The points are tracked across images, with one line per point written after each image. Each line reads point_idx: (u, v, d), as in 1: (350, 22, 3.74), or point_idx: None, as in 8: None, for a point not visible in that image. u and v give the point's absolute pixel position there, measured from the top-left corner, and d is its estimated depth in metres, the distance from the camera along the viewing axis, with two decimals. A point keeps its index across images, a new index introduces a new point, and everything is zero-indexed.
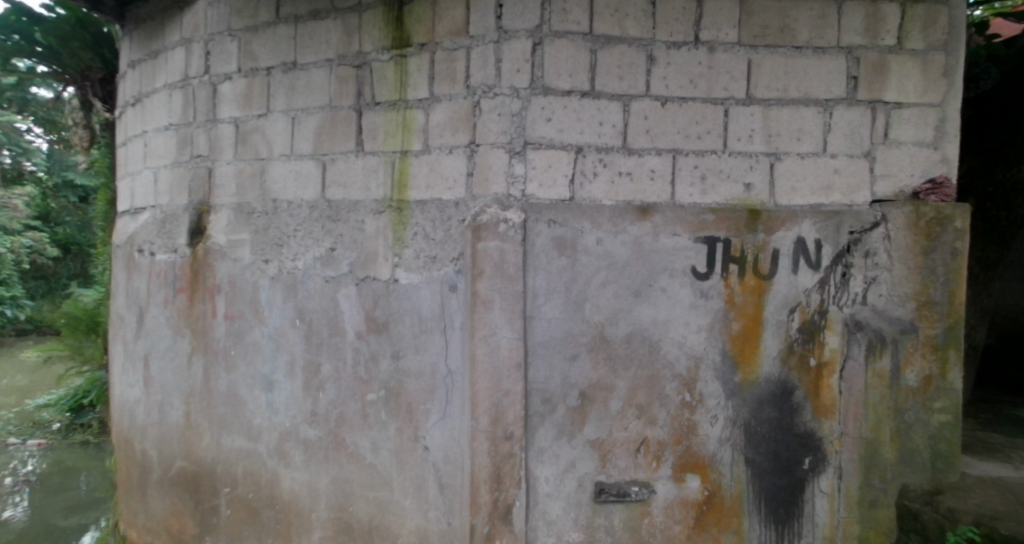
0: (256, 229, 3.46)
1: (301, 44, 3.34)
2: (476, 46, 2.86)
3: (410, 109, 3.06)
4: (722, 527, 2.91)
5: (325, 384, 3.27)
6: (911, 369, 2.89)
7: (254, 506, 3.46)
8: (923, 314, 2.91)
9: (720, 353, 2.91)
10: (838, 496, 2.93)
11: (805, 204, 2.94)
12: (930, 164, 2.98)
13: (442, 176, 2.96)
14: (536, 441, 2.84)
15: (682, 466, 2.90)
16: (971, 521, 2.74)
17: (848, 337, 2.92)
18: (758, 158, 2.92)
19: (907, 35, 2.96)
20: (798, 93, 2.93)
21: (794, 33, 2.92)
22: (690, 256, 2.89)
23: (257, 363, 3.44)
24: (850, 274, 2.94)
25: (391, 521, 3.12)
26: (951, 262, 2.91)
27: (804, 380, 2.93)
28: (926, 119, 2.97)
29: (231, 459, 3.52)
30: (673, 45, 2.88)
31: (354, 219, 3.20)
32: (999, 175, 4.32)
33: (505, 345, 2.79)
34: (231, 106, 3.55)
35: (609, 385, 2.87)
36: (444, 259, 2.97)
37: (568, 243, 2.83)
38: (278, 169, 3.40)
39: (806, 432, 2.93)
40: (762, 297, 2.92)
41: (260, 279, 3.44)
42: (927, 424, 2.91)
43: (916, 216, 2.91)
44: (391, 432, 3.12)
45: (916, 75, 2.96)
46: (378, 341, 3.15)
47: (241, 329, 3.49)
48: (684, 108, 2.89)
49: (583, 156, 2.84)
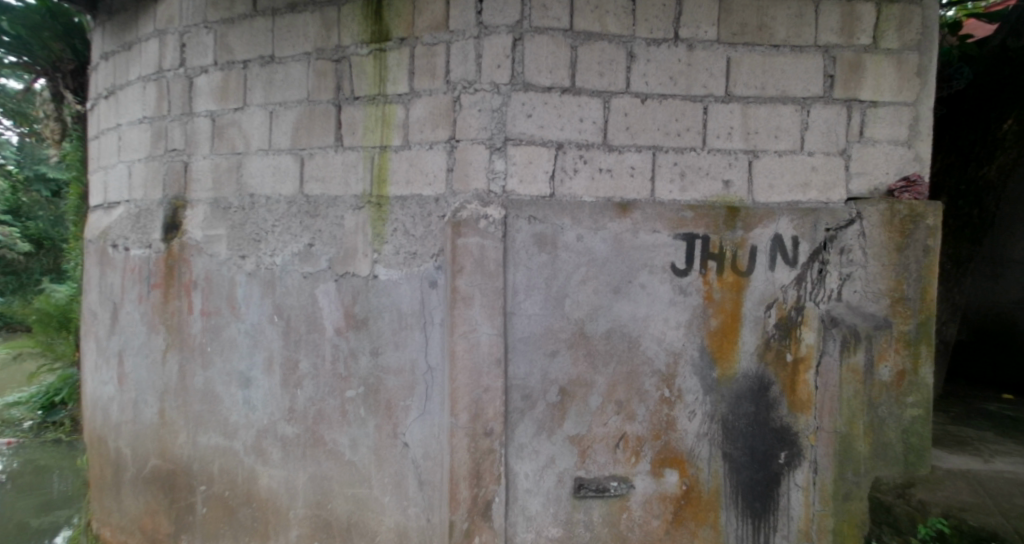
0: (233, 224, 3.42)
1: (279, 38, 3.30)
2: (457, 41, 2.86)
3: (390, 103, 3.04)
4: (699, 521, 2.94)
5: (303, 381, 3.24)
6: (885, 363, 2.94)
7: (230, 504, 3.42)
8: (897, 310, 2.96)
9: (698, 349, 2.94)
10: (813, 490, 2.97)
11: (782, 202, 2.97)
12: (904, 162, 3.03)
13: (423, 171, 2.95)
14: (515, 437, 2.85)
15: (661, 461, 2.93)
16: (940, 513, 2.79)
17: (824, 333, 2.95)
18: (736, 155, 2.94)
19: (882, 34, 3.00)
20: (776, 92, 2.96)
21: (772, 31, 2.95)
22: (669, 252, 2.91)
23: (234, 359, 3.40)
24: (826, 270, 2.98)
25: (370, 518, 3.11)
26: (923, 258, 2.96)
27: (781, 375, 2.96)
28: (901, 117, 3.02)
29: (207, 457, 3.48)
30: (653, 43, 2.89)
31: (333, 215, 3.17)
32: (971, 173, 4.40)
33: (486, 342, 2.79)
34: (207, 99, 3.50)
35: (588, 381, 2.89)
36: (424, 256, 2.96)
37: (548, 239, 2.84)
38: (255, 163, 3.36)
39: (782, 426, 2.97)
40: (741, 293, 2.95)
41: (237, 275, 3.40)
42: (900, 418, 2.96)
43: (891, 213, 2.96)
44: (370, 429, 3.11)
45: (891, 75, 3.01)
46: (357, 337, 3.13)
47: (217, 325, 3.45)
48: (664, 105, 2.90)
49: (564, 152, 2.85)
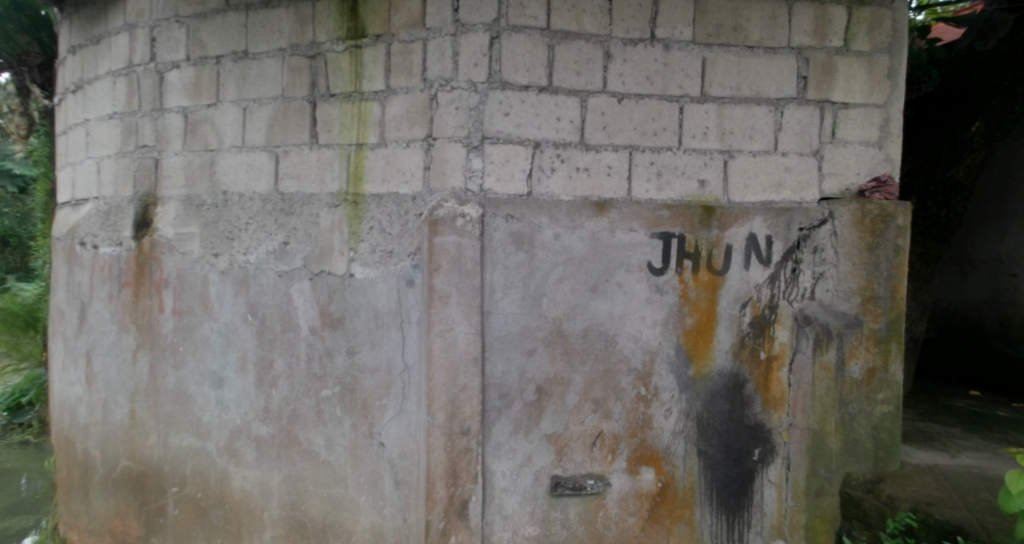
0: (206, 222, 3.37)
1: (252, 33, 3.26)
2: (433, 38, 2.84)
3: (366, 101, 3.02)
4: (674, 518, 2.97)
5: (277, 380, 3.21)
6: (855, 361, 2.98)
7: (203, 505, 3.38)
8: (868, 308, 3.00)
9: (674, 347, 2.96)
10: (786, 486, 3.01)
11: (757, 201, 3.01)
12: (875, 163, 3.08)
13: (399, 169, 2.94)
14: (492, 436, 2.85)
15: (637, 459, 2.94)
16: (909, 507, 2.85)
17: (797, 331, 2.99)
18: (712, 155, 2.97)
19: (854, 37, 3.05)
20: (750, 93, 2.99)
21: (747, 33, 2.98)
22: (646, 251, 2.93)
23: (206, 359, 3.36)
24: (800, 269, 3.02)
25: (346, 518, 3.09)
26: (894, 257, 3.01)
27: (755, 373, 3.00)
28: (872, 118, 3.07)
29: (179, 458, 3.43)
30: (630, 42, 2.90)
31: (308, 213, 3.15)
32: (939, 174, 4.46)
33: (462, 340, 2.79)
34: (178, 95, 3.45)
35: (566, 379, 2.89)
36: (401, 254, 2.95)
37: (526, 237, 2.84)
38: (228, 160, 3.32)
39: (756, 424, 3.00)
40: (716, 292, 2.97)
41: (209, 274, 3.35)
42: (870, 415, 3.00)
43: (862, 213, 3.00)
44: (346, 429, 3.09)
45: (862, 76, 3.05)
46: (333, 336, 3.10)
47: (189, 324, 3.39)
48: (641, 104, 2.92)
49: (541, 151, 2.85)
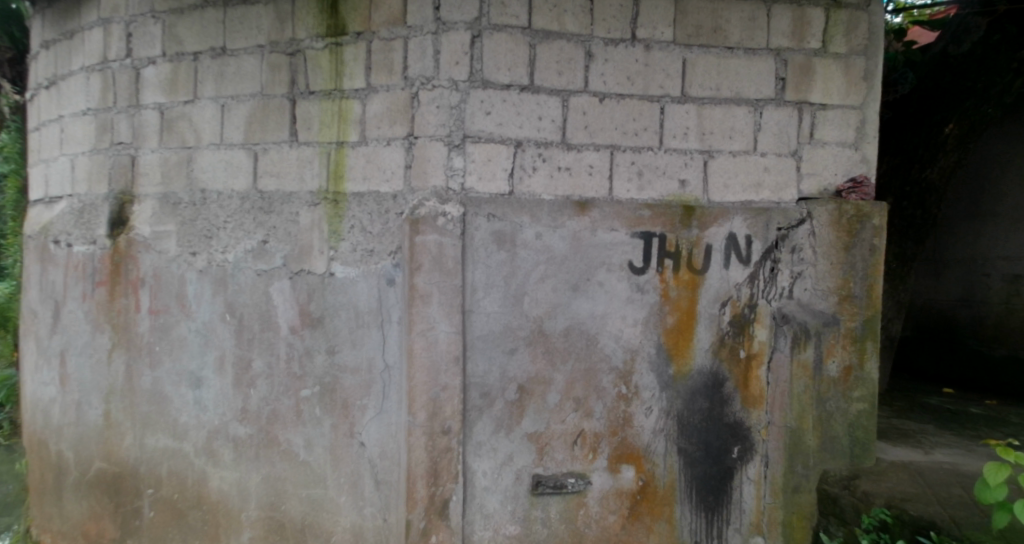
0: (183, 220, 3.33)
1: (230, 30, 3.23)
2: (414, 36, 2.84)
3: (347, 99, 3.00)
4: (655, 515, 2.98)
5: (256, 380, 3.18)
6: (833, 359, 3.04)
7: (179, 507, 3.34)
8: (845, 307, 3.05)
9: (655, 345, 2.97)
10: (764, 483, 3.04)
11: (736, 201, 3.03)
12: (851, 164, 3.12)
13: (380, 167, 2.93)
14: (473, 435, 2.84)
15: (617, 457, 2.96)
16: (883, 503, 2.88)
17: (775, 329, 3.03)
18: (692, 155, 2.99)
19: (831, 39, 3.08)
20: (730, 93, 3.01)
21: (726, 34, 3.00)
22: (627, 250, 2.94)
23: (184, 359, 3.32)
24: (778, 268, 3.05)
25: (326, 519, 3.07)
26: (869, 257, 3.06)
27: (734, 371, 3.02)
28: (848, 120, 3.11)
29: (155, 459, 3.38)
30: (611, 42, 2.91)
31: (288, 211, 3.12)
32: (915, 174, 4.53)
33: (444, 340, 2.78)
34: (155, 91, 3.40)
35: (547, 378, 2.90)
36: (382, 253, 2.93)
37: (507, 236, 2.84)
38: (205, 158, 3.28)
39: (735, 421, 3.02)
40: (696, 291, 2.99)
41: (187, 273, 3.31)
42: (847, 412, 3.06)
43: (839, 213, 3.05)
44: (325, 428, 3.07)
45: (839, 78, 3.09)
46: (313, 335, 3.08)
47: (166, 323, 3.35)
48: (622, 104, 2.93)
49: (522, 150, 2.85)
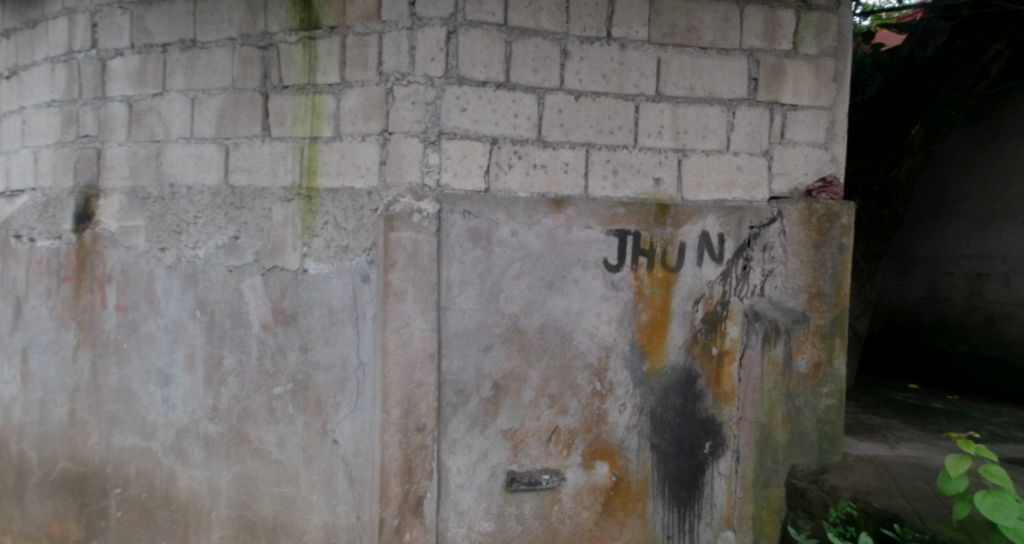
0: (152, 215, 3.27)
1: (201, 22, 3.18)
2: (389, 31, 2.83)
3: (320, 94, 2.98)
4: (628, 511, 3.01)
5: (227, 378, 3.14)
6: (802, 356, 3.09)
7: (147, 507, 3.28)
8: (814, 305, 3.11)
9: (629, 343, 2.99)
10: (735, 478, 3.08)
11: (709, 200, 3.07)
12: (821, 163, 3.17)
13: (355, 163, 2.91)
14: (448, 432, 2.85)
15: (592, 454, 2.98)
16: (850, 496, 2.94)
17: (747, 327, 3.07)
18: (666, 154, 3.01)
19: (802, 40, 3.13)
20: (703, 93, 3.04)
21: (700, 34, 3.03)
22: (602, 248, 2.96)
23: (152, 357, 3.26)
24: (750, 267, 3.09)
25: (298, 518, 3.05)
26: (838, 255, 3.12)
27: (706, 368, 3.05)
28: (818, 121, 3.16)
29: (122, 459, 3.32)
30: (586, 41, 2.92)
31: (260, 207, 3.08)
32: (882, 175, 4.62)
33: (418, 337, 2.79)
34: (122, 84, 3.33)
35: (522, 375, 2.91)
36: (356, 249, 2.92)
37: (482, 233, 2.84)
38: (175, 152, 3.23)
39: (708, 417, 3.06)
40: (670, 289, 3.02)
41: (156, 269, 3.25)
42: (815, 407, 3.12)
43: (809, 212, 3.10)
44: (298, 426, 3.04)
45: (810, 79, 3.14)
46: (286, 332, 3.05)
47: (134, 320, 3.29)
48: (597, 102, 2.94)
49: (498, 147, 2.85)
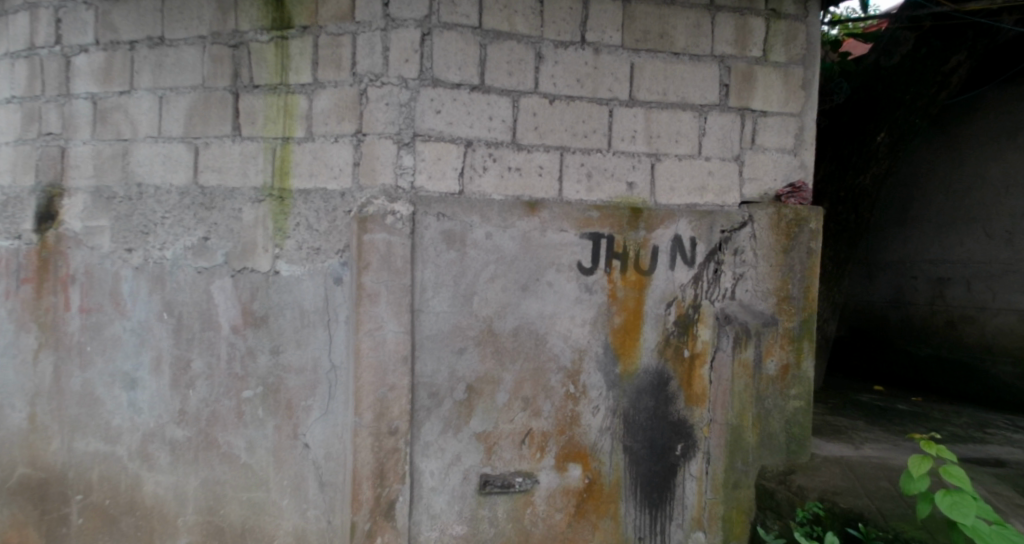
0: (117, 215, 3.20)
1: (169, 19, 3.13)
2: (363, 32, 2.82)
3: (293, 94, 2.95)
4: (600, 513, 3.02)
5: (195, 381, 3.09)
6: (771, 358, 3.14)
7: (111, 513, 3.21)
8: (783, 308, 3.15)
9: (602, 345, 3.01)
10: (706, 479, 3.11)
11: (682, 204, 3.10)
12: (791, 169, 3.22)
13: (327, 164, 2.89)
14: (421, 435, 2.84)
15: (565, 456, 2.98)
16: (817, 497, 2.98)
17: (718, 329, 3.10)
18: (640, 158, 3.04)
19: (771, 48, 3.18)
20: (676, 98, 3.07)
21: (673, 40, 3.06)
22: (576, 251, 2.97)
23: (117, 359, 3.19)
24: (721, 270, 3.12)
25: (267, 523, 3.01)
26: (807, 259, 3.17)
27: (678, 370, 3.08)
28: (788, 127, 3.21)
29: (85, 464, 3.25)
30: (561, 45, 2.94)
31: (230, 207, 3.04)
32: (849, 181, 4.72)
33: (391, 339, 2.78)
34: (87, 80, 3.26)
35: (496, 378, 2.91)
36: (329, 251, 2.90)
37: (457, 236, 2.84)
38: (143, 151, 3.17)
39: (679, 419, 3.08)
40: (643, 292, 3.04)
41: (121, 270, 3.18)
42: (784, 409, 3.17)
43: (778, 216, 3.15)
44: (268, 430, 3.00)
45: (779, 86, 3.19)
46: (256, 335, 3.01)
47: (99, 322, 3.21)
48: (572, 106, 2.96)
49: (472, 150, 2.85)
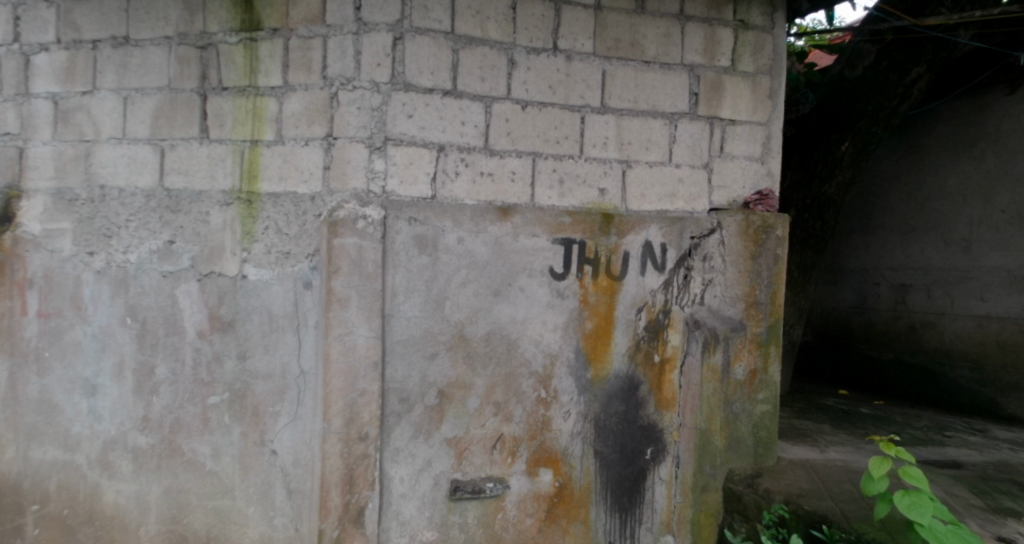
0: (79, 217, 3.13)
1: (135, 19, 3.08)
2: (334, 36, 2.81)
3: (262, 96, 2.92)
4: (570, 517, 3.03)
5: (159, 387, 3.02)
6: (739, 363, 3.18)
7: (69, 523, 3.12)
8: (751, 313, 3.20)
9: (574, 350, 3.02)
10: (675, 483, 3.14)
11: (653, 211, 3.13)
12: (758, 177, 3.28)
13: (297, 168, 2.86)
14: (391, 441, 2.82)
15: (536, 461, 2.99)
16: (782, 499, 3.02)
17: (688, 335, 3.14)
18: (611, 164, 3.07)
19: (739, 58, 3.23)
20: (647, 106, 3.11)
21: (643, 48, 3.10)
22: (548, 256, 2.98)
23: (77, 365, 3.11)
24: (691, 276, 3.16)
25: (233, 531, 2.96)
26: (774, 266, 3.23)
27: (648, 375, 3.10)
28: (755, 135, 3.26)
29: (42, 473, 3.15)
30: (533, 51, 2.95)
31: (196, 210, 2.99)
32: (815, 190, 4.83)
33: (362, 344, 2.77)
34: (47, 80, 3.18)
35: (467, 383, 2.90)
36: (298, 255, 2.87)
37: (429, 240, 2.83)
38: (106, 153, 3.10)
39: (649, 423, 3.11)
40: (614, 297, 3.06)
41: (83, 274, 3.11)
42: (751, 413, 3.21)
43: (746, 223, 3.20)
44: (234, 437, 2.95)
45: (747, 95, 3.25)
46: (222, 340, 2.96)
47: (58, 327, 3.13)
48: (544, 112, 2.97)
49: (445, 155, 2.85)
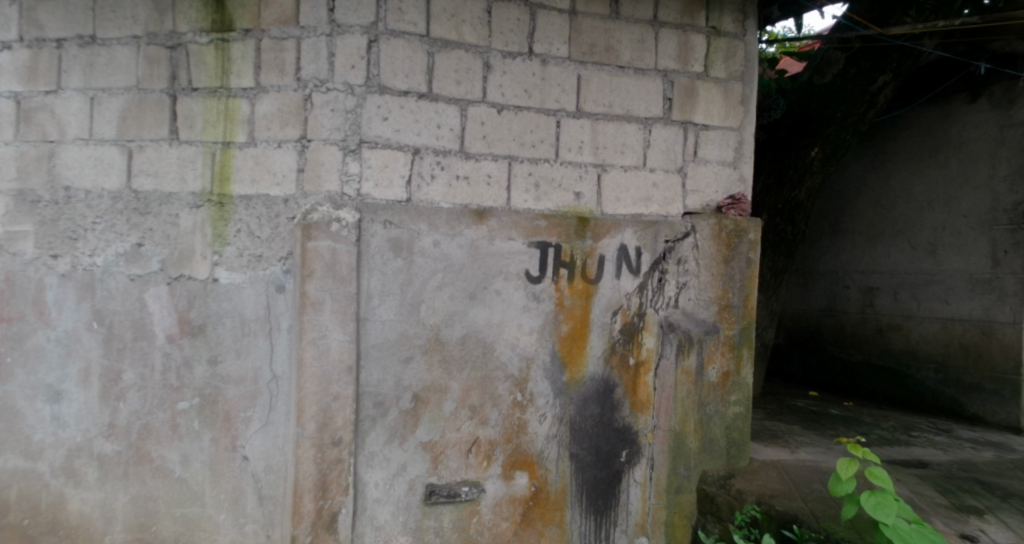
0: (42, 219, 3.05)
1: (101, 18, 3.02)
2: (307, 37, 2.78)
3: (234, 97, 2.88)
4: (546, 520, 3.03)
5: (126, 392, 2.96)
6: (712, 365, 3.22)
7: (30, 534, 3.04)
8: (724, 316, 3.24)
9: (549, 353, 3.03)
10: (650, 484, 3.16)
11: (628, 214, 3.15)
12: (730, 181, 3.32)
13: (270, 170, 2.83)
14: (366, 445, 2.79)
15: (511, 464, 2.98)
16: (754, 500, 3.03)
17: (662, 337, 3.16)
18: (586, 168, 3.08)
19: (712, 64, 3.27)
20: (621, 110, 3.13)
21: (618, 53, 3.12)
22: (524, 260, 2.98)
23: (40, 372, 3.03)
24: (666, 279, 3.18)
25: (202, 539, 2.91)
26: (746, 269, 3.26)
27: (623, 378, 3.12)
28: (727, 140, 3.31)
29: (2, 483, 3.07)
30: (509, 55, 2.96)
31: (165, 213, 2.94)
32: (786, 195, 4.90)
33: (336, 348, 2.74)
34: (9, 79, 3.10)
35: (443, 386, 2.88)
36: (271, 259, 2.84)
37: (404, 244, 2.82)
38: (71, 153, 3.03)
39: (624, 426, 3.12)
40: (590, 300, 3.07)
41: (46, 277, 3.03)
42: (724, 415, 3.25)
43: (719, 227, 3.23)
44: (204, 443, 2.90)
45: (719, 101, 3.28)
46: (192, 345, 2.91)
47: (19, 332, 3.04)
48: (519, 116, 2.98)
49: (420, 158, 2.84)
